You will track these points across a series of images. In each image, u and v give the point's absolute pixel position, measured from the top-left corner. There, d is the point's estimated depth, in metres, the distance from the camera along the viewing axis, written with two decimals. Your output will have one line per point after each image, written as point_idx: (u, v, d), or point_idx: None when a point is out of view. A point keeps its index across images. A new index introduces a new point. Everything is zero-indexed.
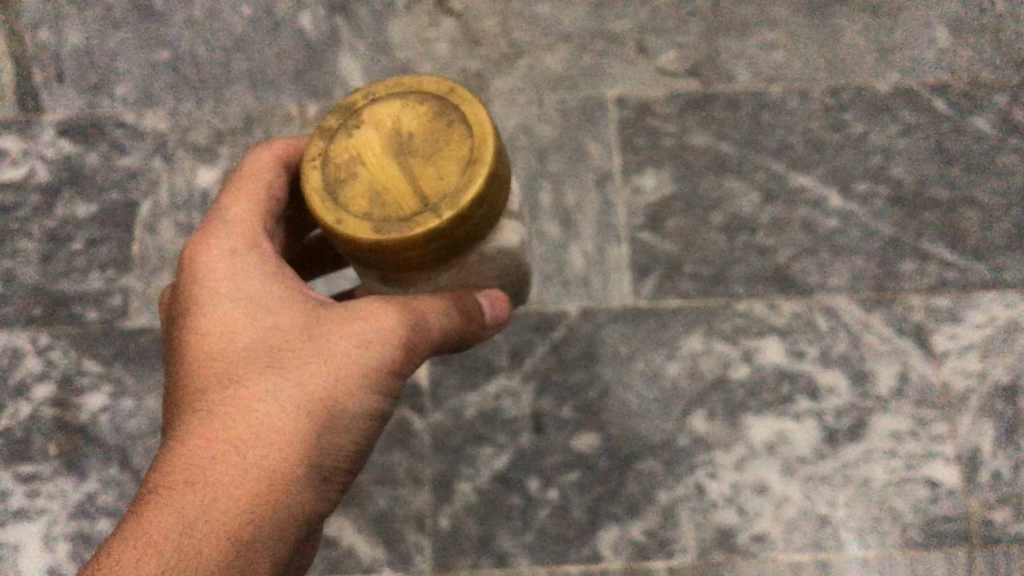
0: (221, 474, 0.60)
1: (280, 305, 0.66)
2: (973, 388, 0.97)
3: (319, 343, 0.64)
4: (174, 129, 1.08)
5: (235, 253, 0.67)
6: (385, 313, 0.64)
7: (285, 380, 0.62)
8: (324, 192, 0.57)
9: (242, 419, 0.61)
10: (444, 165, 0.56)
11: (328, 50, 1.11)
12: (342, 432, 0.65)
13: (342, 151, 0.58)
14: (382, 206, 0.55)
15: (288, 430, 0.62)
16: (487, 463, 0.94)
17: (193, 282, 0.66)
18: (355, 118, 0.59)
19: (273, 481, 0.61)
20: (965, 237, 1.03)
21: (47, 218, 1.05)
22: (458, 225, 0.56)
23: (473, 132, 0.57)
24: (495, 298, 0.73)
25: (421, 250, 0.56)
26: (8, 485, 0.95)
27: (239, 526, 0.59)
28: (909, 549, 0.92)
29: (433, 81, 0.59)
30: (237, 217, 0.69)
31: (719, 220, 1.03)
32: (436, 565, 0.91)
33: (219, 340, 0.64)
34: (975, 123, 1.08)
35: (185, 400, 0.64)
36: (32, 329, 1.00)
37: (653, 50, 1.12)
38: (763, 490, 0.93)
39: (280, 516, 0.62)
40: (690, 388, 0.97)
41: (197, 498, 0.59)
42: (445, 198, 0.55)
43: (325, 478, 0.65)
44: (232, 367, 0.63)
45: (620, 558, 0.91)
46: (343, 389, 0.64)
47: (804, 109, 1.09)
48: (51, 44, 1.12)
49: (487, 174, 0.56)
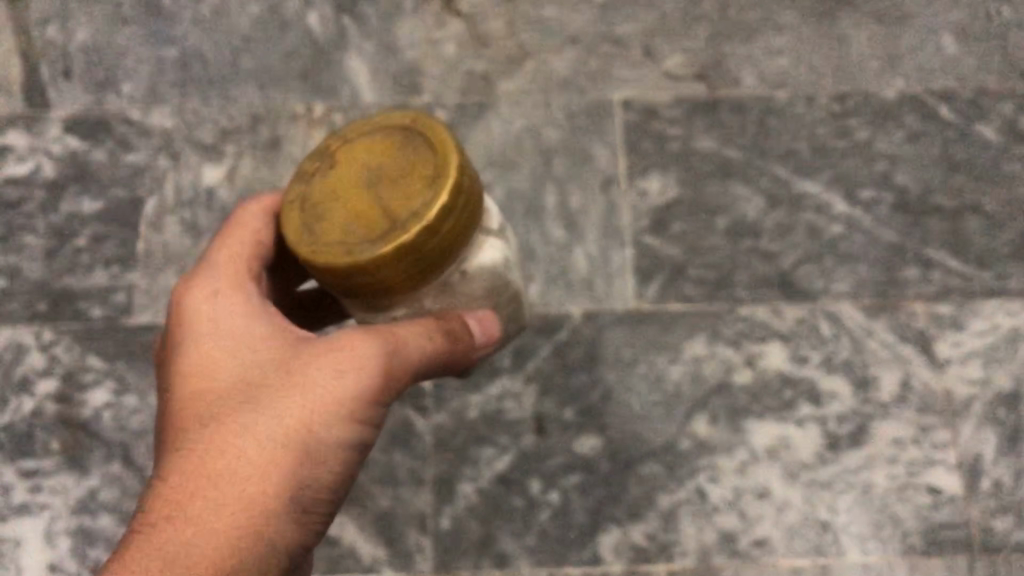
0: (202, 508, 0.61)
1: (262, 341, 0.67)
2: (976, 395, 0.97)
3: (296, 377, 0.65)
4: (181, 127, 1.08)
5: (219, 294, 0.68)
6: (362, 344, 0.65)
7: (261, 416, 0.63)
8: (304, 229, 0.60)
9: (221, 453, 0.63)
10: (410, 187, 0.58)
11: (335, 51, 1.12)
12: (324, 464, 0.65)
13: (319, 189, 0.61)
14: (356, 233, 0.58)
15: (265, 464, 0.63)
16: (489, 464, 0.94)
17: (179, 325, 0.68)
18: (329, 159, 0.62)
19: (252, 513, 0.62)
20: (969, 245, 1.03)
21: (52, 213, 1.05)
22: (429, 239, 0.58)
23: (436, 153, 0.59)
24: (481, 317, 0.71)
25: (397, 268, 0.58)
26: (10, 480, 0.95)
27: (219, 558, 0.61)
28: (910, 555, 0.92)
29: (398, 115, 0.61)
30: (221, 259, 0.70)
31: (724, 224, 1.03)
32: (437, 567, 0.91)
33: (202, 377, 0.66)
34: (981, 131, 1.08)
35: (171, 436, 0.65)
36: (35, 325, 1.00)
37: (660, 54, 1.12)
38: (764, 495, 0.93)
39: (261, 549, 0.63)
40: (693, 393, 0.97)
41: (178, 534, 0.61)
42: (413, 215, 0.57)
43: (309, 509, 0.65)
44: (213, 403, 0.65)
45: (621, 562, 0.91)
46: (320, 420, 0.64)
47: (810, 114, 1.09)
48: (58, 40, 1.13)
49: (451, 186, 0.58)
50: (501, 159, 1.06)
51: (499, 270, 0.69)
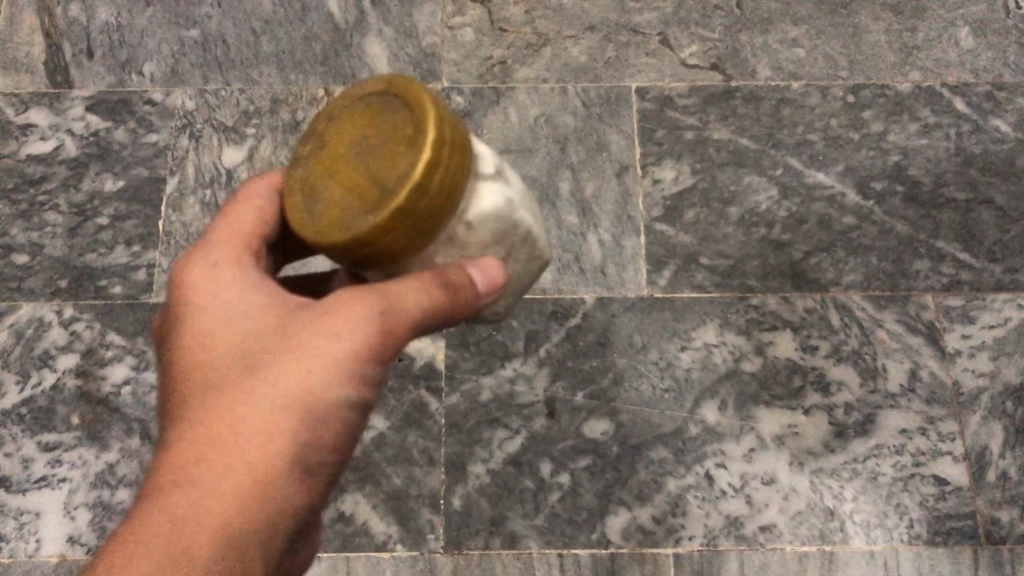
0: (208, 472, 0.54)
1: (260, 310, 0.59)
2: (984, 387, 0.98)
3: (294, 341, 0.56)
4: (202, 108, 1.10)
5: (218, 267, 0.61)
6: (358, 303, 0.56)
7: (261, 381, 0.56)
8: (306, 210, 0.54)
9: (222, 422, 0.55)
10: (393, 151, 0.50)
11: (355, 34, 1.13)
12: (328, 426, 0.57)
13: (314, 171, 0.54)
14: (351, 209, 0.51)
15: (264, 428, 0.55)
16: (500, 446, 0.96)
17: (178, 299, 0.61)
18: (319, 139, 0.55)
19: (258, 479, 0.55)
20: (981, 238, 1.04)
21: (75, 192, 1.07)
22: (422, 200, 0.49)
23: (411, 108, 0.51)
24: (488, 266, 0.57)
25: (398, 235, 0.50)
26: (31, 453, 0.96)
27: (228, 520, 0.54)
28: (915, 545, 0.93)
29: (376, 81, 0.54)
30: (220, 235, 0.63)
31: (736, 214, 1.05)
32: (448, 545, 0.92)
33: (200, 347, 0.59)
34: (995, 124, 1.09)
35: (173, 410, 0.58)
36: (57, 301, 1.02)
37: (677, 43, 1.13)
38: (771, 481, 0.94)
39: (268, 510, 0.56)
40: (702, 379, 0.98)
41: (183, 497, 0.53)
42: (400, 178, 0.49)
43: (314, 471, 0.58)
44: (213, 373, 0.57)
45: (629, 544, 0.93)
46: (320, 381, 0.56)
47: (824, 105, 1.10)
48: (81, 20, 1.14)
49: (433, 139, 0.49)
50: (517, 145, 1.07)
51: (513, 214, 0.57)
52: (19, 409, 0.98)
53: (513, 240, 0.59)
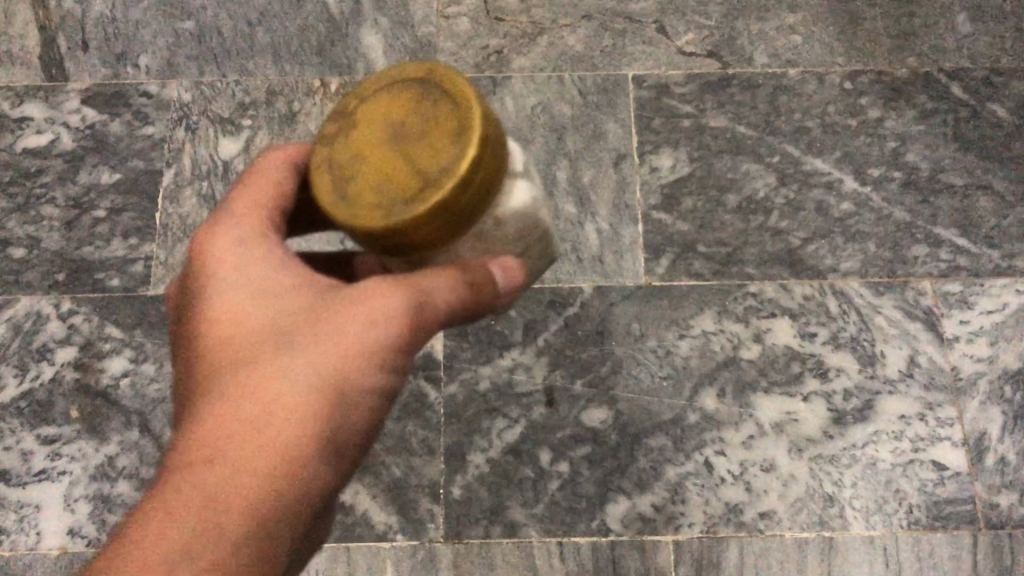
0: (237, 451, 0.53)
1: (289, 288, 0.57)
2: (982, 372, 0.98)
3: (325, 325, 0.55)
4: (198, 100, 1.09)
5: (242, 241, 0.59)
6: (390, 293, 0.55)
7: (294, 363, 0.54)
8: (333, 192, 0.51)
9: (252, 401, 0.54)
10: (435, 141, 0.49)
11: (350, 25, 1.13)
12: (356, 409, 0.57)
13: (341, 150, 0.52)
14: (387, 194, 0.49)
15: (295, 411, 0.54)
16: (500, 435, 0.96)
17: (200, 270, 0.59)
18: (346, 118, 0.53)
19: (289, 461, 0.54)
20: (979, 224, 1.04)
21: (71, 185, 1.07)
22: (463, 195, 0.49)
23: (455, 101, 0.50)
24: (510, 266, 0.58)
25: (434, 227, 0.49)
26: (30, 446, 0.96)
27: (257, 502, 0.53)
28: (914, 530, 0.93)
29: (413, 66, 0.52)
30: (244, 207, 0.61)
31: (733, 201, 1.05)
32: (448, 535, 0.92)
33: (226, 323, 0.57)
34: (993, 109, 1.09)
35: (196, 384, 0.56)
36: (55, 294, 1.02)
37: (674, 31, 1.13)
38: (770, 468, 0.94)
39: (295, 492, 0.54)
40: (701, 367, 0.98)
41: (210, 477, 0.52)
42: (443, 171, 0.48)
43: (341, 452, 0.57)
44: (241, 350, 0.56)
45: (629, 532, 0.93)
46: (353, 367, 0.55)
47: (821, 92, 1.10)
48: (76, 13, 1.14)
49: (479, 136, 0.49)
50: (514, 134, 1.07)
51: (537, 213, 0.58)
52: (18, 403, 0.98)
53: (532, 239, 0.59)
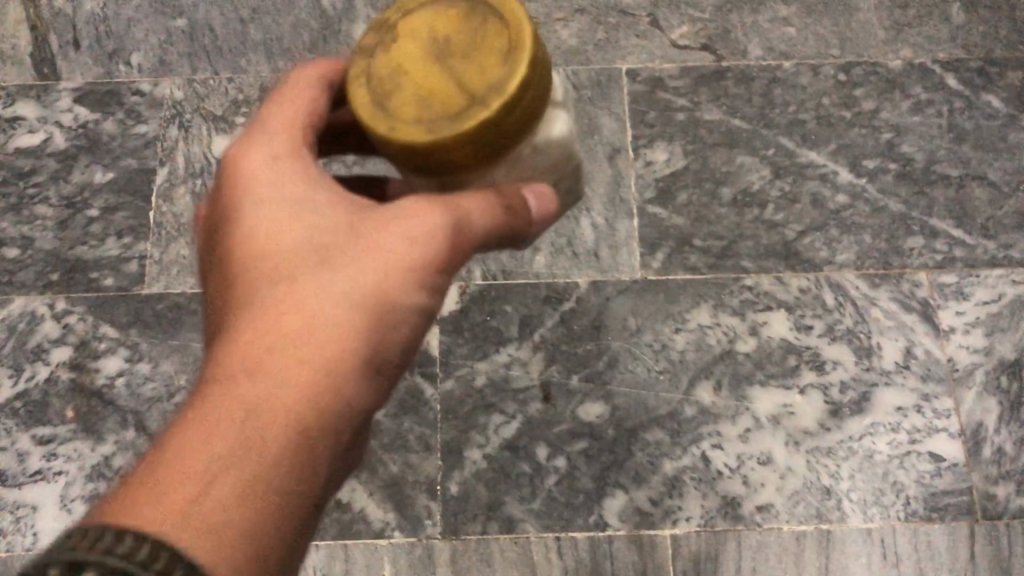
0: (282, 360, 0.54)
1: (327, 207, 0.59)
2: (978, 363, 0.98)
3: (367, 240, 0.57)
4: (191, 98, 1.09)
5: (277, 160, 0.60)
6: (430, 210, 0.56)
7: (337, 277, 0.56)
8: (374, 105, 0.51)
9: (295, 314, 0.55)
10: (483, 59, 0.50)
11: (343, 20, 1.12)
12: (396, 326, 0.58)
13: (381, 63, 0.52)
14: (431, 108, 0.50)
15: (338, 323, 0.55)
16: (497, 431, 0.96)
17: (236, 187, 0.60)
18: (388, 32, 0.53)
19: (330, 375, 0.55)
20: (974, 214, 1.04)
21: (65, 185, 1.06)
22: (510, 115, 0.50)
23: (505, 21, 0.50)
24: (543, 193, 0.61)
25: (478, 145, 0.50)
26: (25, 447, 0.96)
27: (301, 411, 0.53)
28: (912, 521, 0.93)
29: None
30: (278, 126, 0.62)
31: (728, 195, 1.04)
32: (446, 531, 0.92)
33: (265, 238, 0.58)
34: (987, 99, 1.09)
35: (237, 298, 0.57)
36: (49, 294, 1.01)
37: (668, 24, 1.12)
38: (767, 461, 0.94)
39: (338, 404, 0.55)
40: (698, 361, 0.98)
41: (256, 386, 0.53)
42: (492, 88, 0.49)
43: (379, 369, 0.58)
44: (282, 265, 0.57)
45: (626, 526, 0.93)
46: (396, 281, 0.56)
47: (815, 85, 1.09)
48: (67, 11, 1.13)
49: (530, 55, 0.50)
50: None
51: (569, 144, 0.60)
52: (14, 404, 0.98)
53: (560, 170, 0.62)
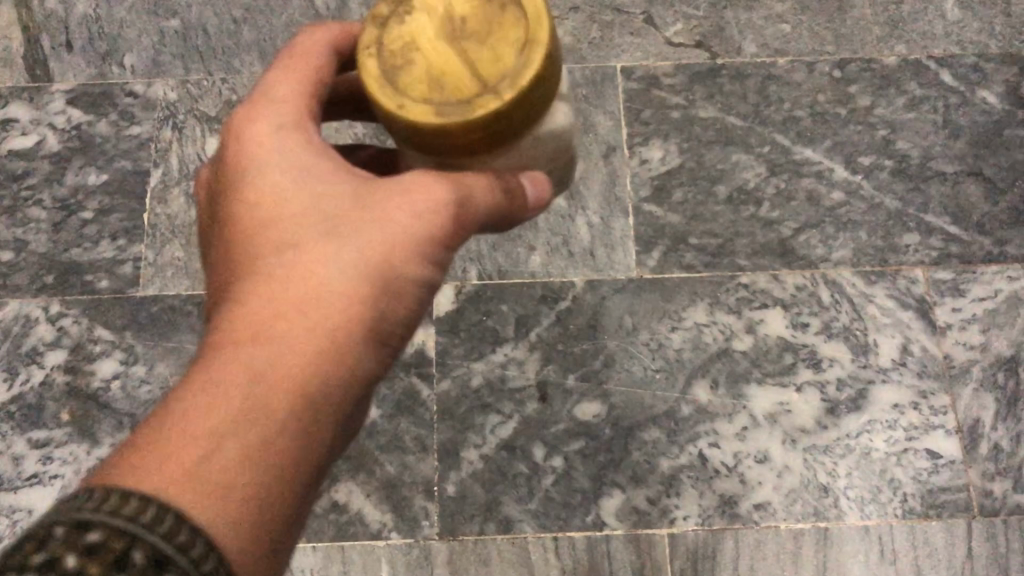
0: (288, 328, 0.53)
1: (332, 178, 0.58)
2: (975, 360, 0.98)
3: (373, 211, 0.56)
4: (184, 99, 1.09)
5: (281, 129, 0.59)
6: (432, 183, 0.55)
7: (343, 248, 0.55)
8: (382, 79, 0.50)
9: (301, 282, 0.54)
10: (499, 47, 0.49)
11: (336, 19, 1.12)
12: (401, 298, 0.57)
13: (394, 38, 0.51)
14: (442, 90, 0.49)
15: (343, 293, 0.55)
16: (493, 431, 0.95)
17: (240, 155, 0.59)
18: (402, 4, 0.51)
19: (336, 340, 0.54)
20: (970, 211, 1.04)
21: (59, 187, 1.06)
22: (519, 108, 0.49)
23: (525, 11, 0.50)
24: (539, 180, 0.60)
25: (483, 134, 0.50)
26: (21, 450, 0.96)
27: (306, 380, 0.52)
28: (909, 519, 0.93)
29: None
30: (282, 94, 0.60)
31: (724, 193, 1.04)
32: (443, 532, 0.92)
33: (270, 208, 0.57)
34: (982, 95, 1.09)
35: (241, 267, 0.56)
36: (44, 297, 1.01)
37: (662, 21, 1.12)
38: (764, 459, 0.94)
39: (342, 375, 0.54)
40: (694, 360, 0.98)
41: (262, 354, 0.52)
42: (505, 79, 0.48)
43: (382, 341, 0.57)
44: (288, 233, 0.56)
45: (624, 526, 0.93)
46: (402, 254, 0.56)
47: (810, 82, 1.09)
48: (59, 12, 1.13)
49: (546, 51, 0.49)
50: None
51: (570, 138, 0.59)
52: (9, 407, 0.97)
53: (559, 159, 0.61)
